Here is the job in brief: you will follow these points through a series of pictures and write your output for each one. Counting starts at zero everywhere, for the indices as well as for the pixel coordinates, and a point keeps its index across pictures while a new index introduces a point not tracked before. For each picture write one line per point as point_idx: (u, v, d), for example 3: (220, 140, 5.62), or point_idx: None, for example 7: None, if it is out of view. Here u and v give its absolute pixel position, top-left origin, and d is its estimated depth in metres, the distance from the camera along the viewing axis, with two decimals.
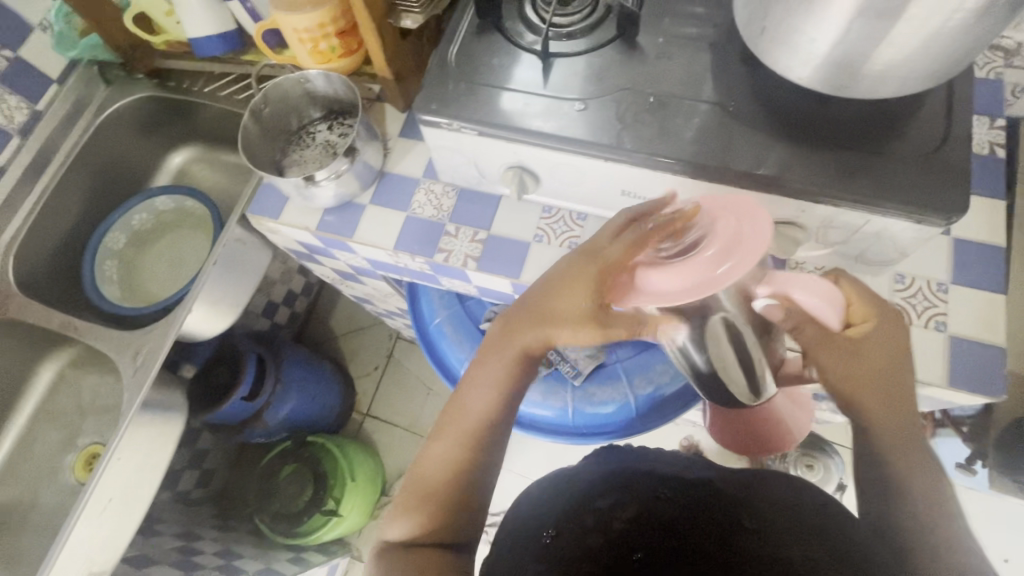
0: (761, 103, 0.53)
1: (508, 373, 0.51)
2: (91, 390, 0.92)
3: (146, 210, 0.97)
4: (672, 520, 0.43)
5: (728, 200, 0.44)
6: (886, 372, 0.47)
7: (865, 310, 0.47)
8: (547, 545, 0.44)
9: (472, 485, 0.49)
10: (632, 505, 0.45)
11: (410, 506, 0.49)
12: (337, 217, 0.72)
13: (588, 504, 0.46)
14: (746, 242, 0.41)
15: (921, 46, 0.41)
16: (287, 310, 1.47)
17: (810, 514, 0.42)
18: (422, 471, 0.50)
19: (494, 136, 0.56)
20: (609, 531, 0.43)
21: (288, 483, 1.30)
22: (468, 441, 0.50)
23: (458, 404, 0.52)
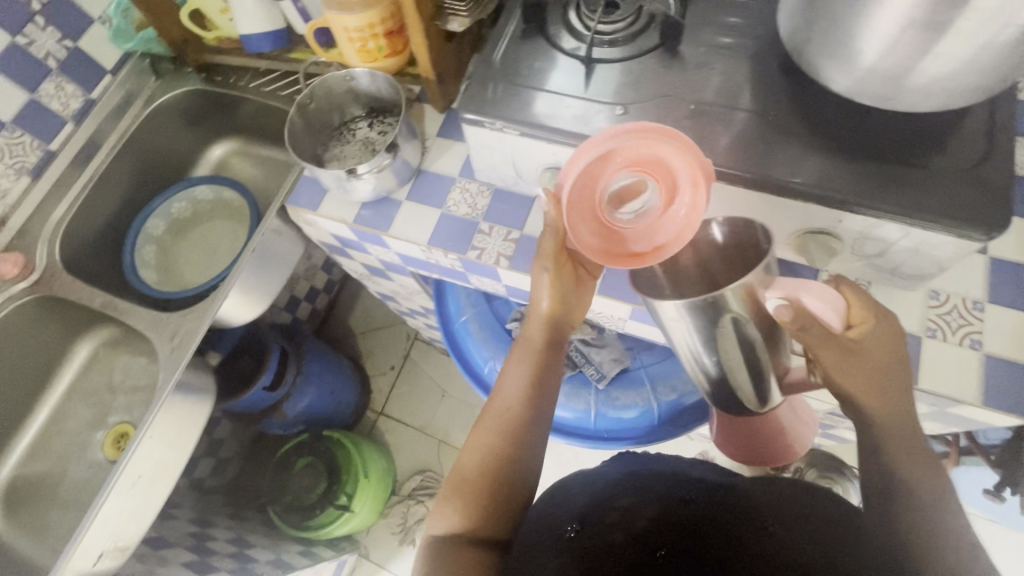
0: (801, 114, 0.54)
1: (532, 363, 0.57)
2: (124, 369, 0.95)
3: (186, 199, 1.00)
4: (692, 525, 0.43)
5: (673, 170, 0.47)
6: (884, 368, 0.48)
7: (863, 309, 0.48)
8: (570, 539, 0.44)
9: (510, 474, 0.51)
10: (655, 506, 0.45)
11: (456, 502, 0.50)
12: (373, 211, 0.74)
13: (610, 503, 0.47)
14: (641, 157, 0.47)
15: (968, 60, 0.42)
16: (308, 306, 1.49)
17: (833, 524, 0.41)
18: (462, 465, 0.52)
19: (534, 136, 0.58)
20: (631, 527, 0.44)
21: (302, 475, 1.32)
22: (503, 432, 0.53)
23: (492, 400, 0.56)
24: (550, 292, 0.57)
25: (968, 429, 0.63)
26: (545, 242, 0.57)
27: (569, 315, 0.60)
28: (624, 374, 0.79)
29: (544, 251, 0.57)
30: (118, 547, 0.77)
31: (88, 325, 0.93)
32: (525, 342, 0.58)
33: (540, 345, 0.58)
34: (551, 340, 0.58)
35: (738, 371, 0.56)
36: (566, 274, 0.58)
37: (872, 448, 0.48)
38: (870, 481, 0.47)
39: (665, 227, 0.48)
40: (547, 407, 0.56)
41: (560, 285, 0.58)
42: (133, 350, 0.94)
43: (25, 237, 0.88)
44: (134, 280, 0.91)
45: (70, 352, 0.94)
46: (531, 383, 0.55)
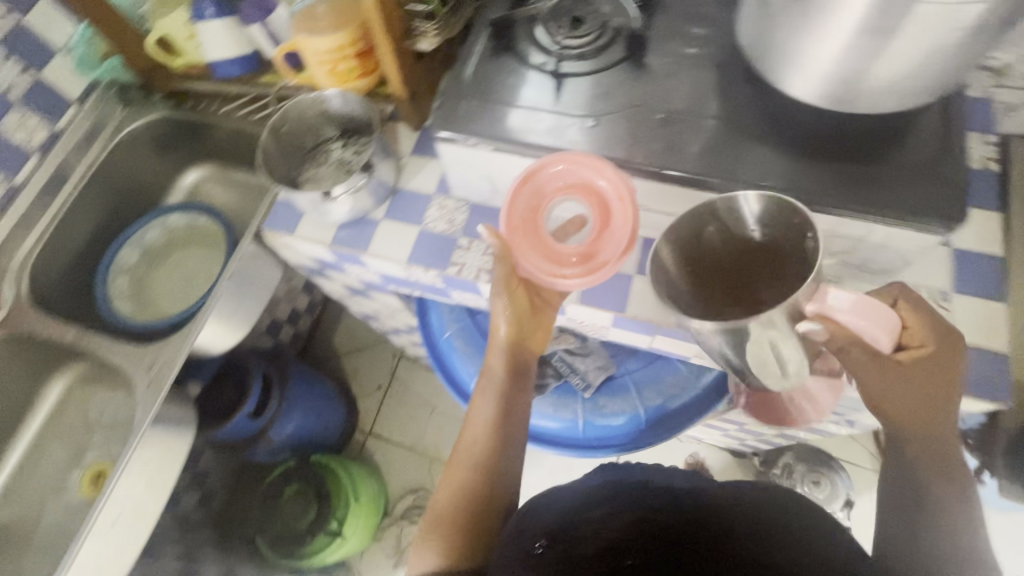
0: (765, 119, 0.56)
1: (494, 395, 0.61)
2: (100, 406, 0.92)
3: (159, 226, 0.97)
4: None
5: (602, 188, 0.56)
6: (932, 391, 0.51)
7: (923, 333, 0.50)
8: (537, 556, 0.44)
9: (480, 505, 0.56)
10: (625, 513, 0.46)
11: (434, 537, 0.56)
12: (351, 232, 0.73)
13: (582, 515, 0.47)
14: (575, 180, 0.57)
15: (917, 61, 0.44)
16: (290, 329, 1.47)
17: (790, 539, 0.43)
18: (438, 501, 0.58)
19: (509, 151, 0.58)
20: (601, 539, 0.45)
21: (292, 503, 1.29)
22: (471, 468, 0.58)
23: (461, 439, 0.61)
24: (506, 319, 0.61)
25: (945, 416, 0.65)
26: (497, 269, 0.59)
27: (526, 342, 0.64)
28: (610, 382, 0.79)
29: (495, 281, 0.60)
30: None
31: (61, 361, 0.91)
32: (487, 375, 0.63)
33: (501, 376, 0.62)
34: (510, 369, 0.63)
35: (766, 367, 0.53)
36: (520, 300, 0.62)
37: (904, 460, 0.53)
38: (900, 490, 0.53)
39: (609, 246, 0.58)
40: (513, 435, 0.61)
41: (514, 311, 0.61)
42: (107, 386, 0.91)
43: None
44: (107, 313, 0.88)
45: (43, 390, 0.92)
46: (495, 412, 0.60)
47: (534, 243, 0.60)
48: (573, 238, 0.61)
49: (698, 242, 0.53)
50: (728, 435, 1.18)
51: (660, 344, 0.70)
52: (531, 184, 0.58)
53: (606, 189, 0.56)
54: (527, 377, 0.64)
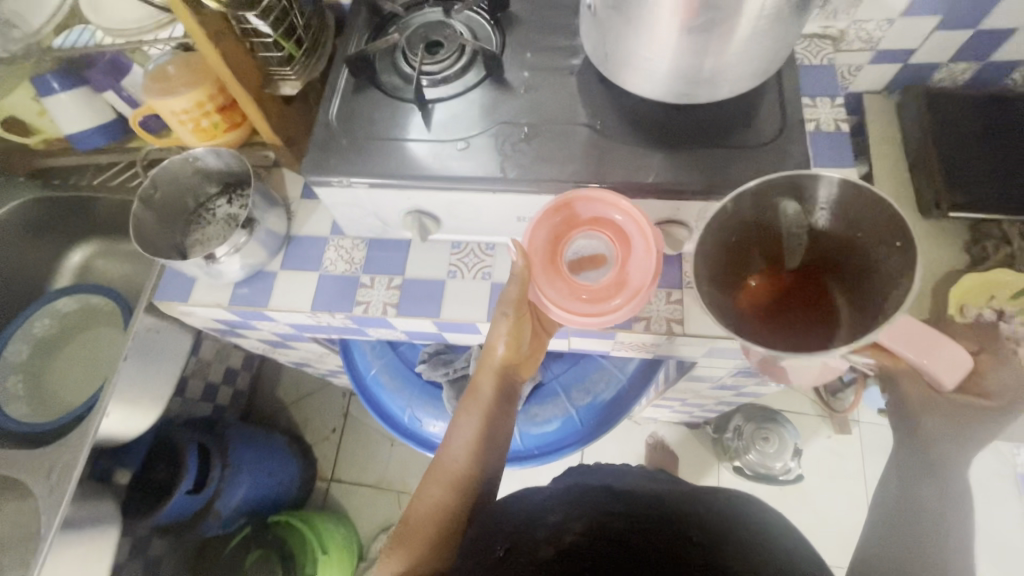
0: (625, 118, 0.58)
1: (485, 417, 0.61)
2: (8, 519, 0.82)
3: (48, 315, 0.92)
4: (622, 533, 0.47)
5: (629, 224, 0.57)
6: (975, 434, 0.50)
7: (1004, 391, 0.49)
8: (500, 557, 0.47)
9: (453, 526, 0.55)
10: (584, 518, 0.48)
11: (401, 551, 0.55)
12: (250, 288, 0.71)
13: (539, 520, 0.50)
14: (600, 217, 0.58)
15: (738, 47, 0.47)
16: (229, 390, 1.38)
17: (741, 531, 0.45)
18: (411, 514, 0.57)
19: (387, 184, 0.58)
20: (560, 543, 0.47)
21: (254, 571, 1.21)
22: (452, 485, 0.57)
23: (443, 453, 0.59)
24: (506, 342, 0.61)
25: None
26: (511, 290, 0.58)
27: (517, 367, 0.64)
28: (541, 388, 0.80)
29: (507, 296, 0.59)
30: None
31: None
32: (476, 393, 0.62)
33: (490, 397, 0.61)
34: (501, 390, 0.62)
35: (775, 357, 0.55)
36: (520, 325, 0.61)
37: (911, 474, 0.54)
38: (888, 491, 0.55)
39: (630, 283, 0.58)
40: (495, 457, 0.60)
41: (513, 335, 0.61)
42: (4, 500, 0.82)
43: None
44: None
45: None
46: (479, 434, 0.59)
47: (552, 275, 0.60)
48: (591, 271, 0.61)
49: (764, 210, 0.50)
50: (677, 411, 1.22)
51: (579, 344, 0.71)
52: (562, 215, 0.58)
53: (625, 223, 0.57)
54: (512, 400, 0.64)
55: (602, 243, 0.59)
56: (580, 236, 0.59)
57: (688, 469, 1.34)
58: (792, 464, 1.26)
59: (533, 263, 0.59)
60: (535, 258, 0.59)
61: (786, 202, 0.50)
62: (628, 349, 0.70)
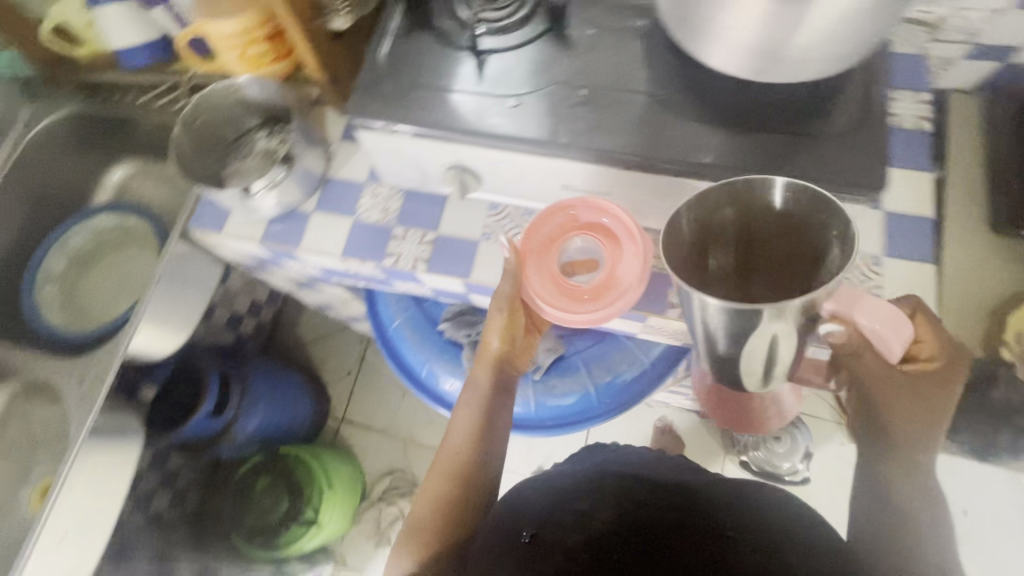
0: (691, 91, 0.54)
1: (481, 407, 0.62)
2: (40, 420, 0.87)
3: (84, 229, 0.93)
4: (648, 522, 0.50)
5: (617, 229, 0.59)
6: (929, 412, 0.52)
7: (931, 348, 0.53)
8: (524, 543, 0.50)
9: (457, 517, 0.57)
10: (610, 509, 0.52)
11: (409, 544, 0.56)
12: (283, 226, 0.70)
13: (568, 506, 0.54)
14: (588, 222, 0.60)
15: (833, 23, 0.42)
16: (253, 320, 1.40)
17: (782, 533, 0.48)
18: (415, 511, 0.58)
19: (430, 136, 0.56)
20: (587, 530, 0.50)
21: (264, 496, 1.29)
22: (451, 477, 0.58)
23: (442, 448, 0.61)
24: (499, 333, 0.63)
25: None
26: (504, 287, 0.60)
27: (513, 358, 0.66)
28: (560, 361, 0.79)
29: (501, 295, 0.61)
30: None
31: None
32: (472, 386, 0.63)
33: (486, 386, 0.63)
34: (497, 380, 0.64)
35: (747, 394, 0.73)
36: (513, 318, 0.63)
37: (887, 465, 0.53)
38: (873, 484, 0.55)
39: (619, 283, 0.59)
40: (494, 446, 0.61)
41: (506, 327, 0.63)
42: (37, 403, 0.86)
43: None
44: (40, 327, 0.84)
45: None
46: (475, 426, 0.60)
47: (546, 275, 0.61)
48: (582, 276, 0.61)
49: (743, 202, 0.48)
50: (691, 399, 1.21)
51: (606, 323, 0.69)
52: (551, 223, 0.61)
53: (613, 227, 0.60)
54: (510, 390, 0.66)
55: (588, 247, 0.61)
56: (569, 240, 0.61)
57: (693, 456, 1.34)
58: (800, 466, 1.25)
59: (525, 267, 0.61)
60: (527, 257, 0.61)
61: (728, 210, 0.48)
62: (659, 334, 0.68)
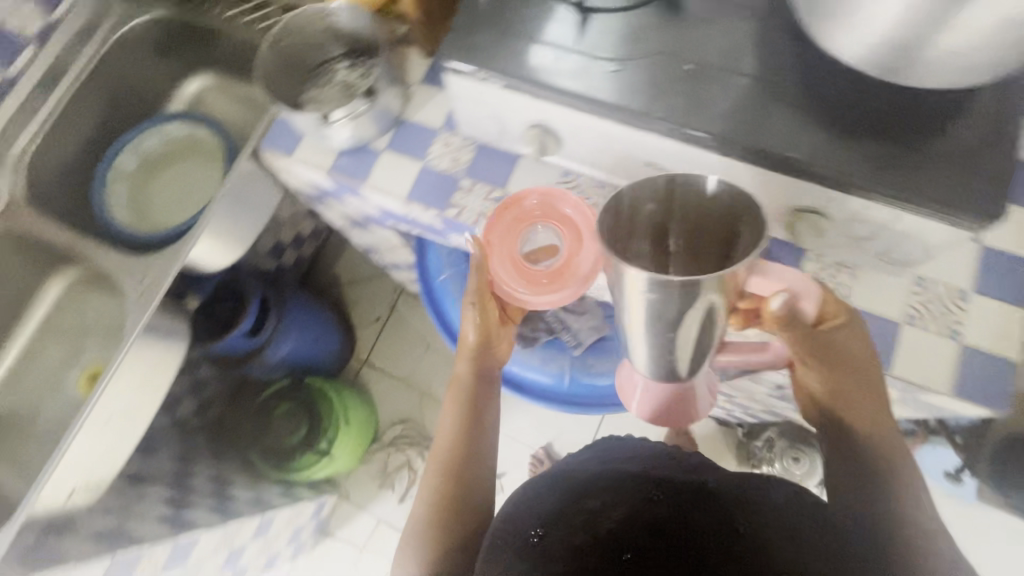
0: (804, 81, 0.51)
1: (463, 399, 0.67)
2: (93, 311, 0.91)
3: (157, 135, 0.95)
4: (662, 519, 0.56)
5: (576, 216, 0.62)
6: (858, 371, 0.55)
7: (837, 305, 0.53)
8: (535, 543, 0.53)
9: (456, 507, 0.61)
10: (623, 504, 0.56)
11: (413, 541, 0.60)
12: (352, 160, 0.70)
13: (578, 503, 0.57)
14: (548, 209, 0.62)
15: (988, 35, 0.38)
16: (294, 253, 1.43)
17: (809, 523, 0.51)
18: (415, 509, 0.62)
19: (521, 90, 0.54)
20: (597, 529, 0.55)
21: (282, 420, 1.35)
22: (445, 471, 0.63)
23: (433, 445, 0.66)
24: (473, 326, 0.67)
25: (940, 415, 0.64)
26: (473, 282, 0.64)
27: (492, 349, 0.70)
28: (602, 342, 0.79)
29: (469, 288, 0.65)
30: (89, 485, 0.77)
31: (56, 264, 0.89)
32: (455, 381, 0.69)
33: (466, 378, 0.68)
34: (476, 371, 0.69)
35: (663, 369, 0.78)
36: (486, 309, 0.67)
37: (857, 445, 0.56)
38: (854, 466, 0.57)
39: (576, 271, 0.62)
40: (480, 435, 0.66)
41: (480, 318, 0.67)
42: (93, 293, 0.90)
43: None
44: (105, 223, 0.86)
45: (39, 290, 0.91)
46: (459, 420, 0.66)
47: (511, 264, 0.64)
48: (544, 262, 0.64)
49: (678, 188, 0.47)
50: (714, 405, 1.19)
51: None
52: (511, 211, 0.63)
53: (575, 216, 0.62)
54: (492, 384, 0.70)
55: (549, 235, 0.63)
56: (532, 228, 0.63)
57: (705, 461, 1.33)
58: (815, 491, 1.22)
59: (491, 255, 0.64)
60: (493, 247, 0.63)
61: (652, 203, 0.48)
62: None
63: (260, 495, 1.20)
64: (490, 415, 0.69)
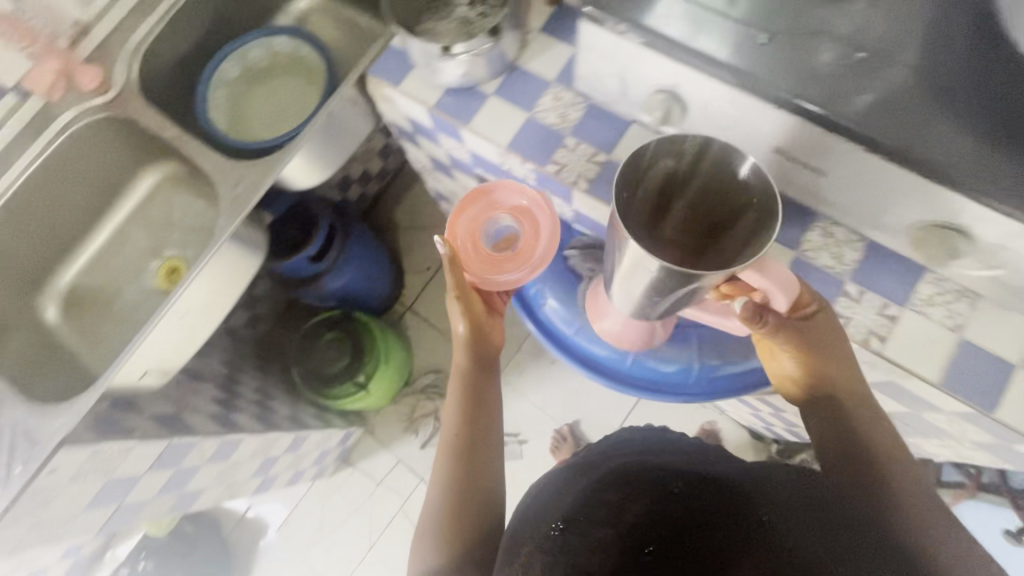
0: (981, 71, 0.44)
1: (465, 387, 0.69)
2: (181, 209, 0.96)
3: (262, 46, 0.95)
4: (687, 514, 0.45)
5: (534, 203, 0.70)
6: (843, 360, 0.56)
7: (810, 294, 0.56)
8: (555, 535, 0.47)
9: (468, 491, 0.63)
10: (642, 500, 0.47)
11: (427, 531, 0.62)
12: (457, 100, 0.69)
13: (597, 498, 0.49)
14: (509, 201, 0.70)
15: None
16: (359, 189, 1.46)
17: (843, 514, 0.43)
18: (429, 498, 0.64)
19: (659, 49, 0.51)
20: (619, 523, 0.46)
21: (327, 346, 1.34)
22: (454, 459, 0.65)
23: (442, 436, 0.68)
24: (461, 316, 0.69)
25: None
26: (449, 277, 0.66)
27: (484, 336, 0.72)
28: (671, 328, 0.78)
29: (449, 286, 0.68)
30: (164, 369, 0.81)
31: (154, 157, 0.93)
32: (456, 371, 0.71)
33: (464, 367, 0.71)
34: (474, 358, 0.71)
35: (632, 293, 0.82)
36: (469, 300, 0.69)
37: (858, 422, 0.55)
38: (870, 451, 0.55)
39: (534, 254, 0.71)
40: (485, 421, 0.68)
41: (466, 309, 0.69)
42: (188, 191, 0.95)
43: (105, 51, 0.85)
44: (204, 120, 0.88)
45: (133, 180, 0.95)
46: (462, 407, 0.68)
47: (479, 255, 0.71)
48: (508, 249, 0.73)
49: (705, 156, 0.50)
50: (756, 416, 1.15)
51: None
52: (479, 203, 0.71)
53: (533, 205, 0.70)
54: (490, 368, 0.73)
55: (511, 223, 0.71)
56: (496, 219, 0.71)
57: None
58: None
59: (465, 252, 0.71)
60: (464, 240, 0.71)
61: (674, 159, 0.51)
62: None
63: (297, 414, 1.25)
64: (492, 400, 0.70)
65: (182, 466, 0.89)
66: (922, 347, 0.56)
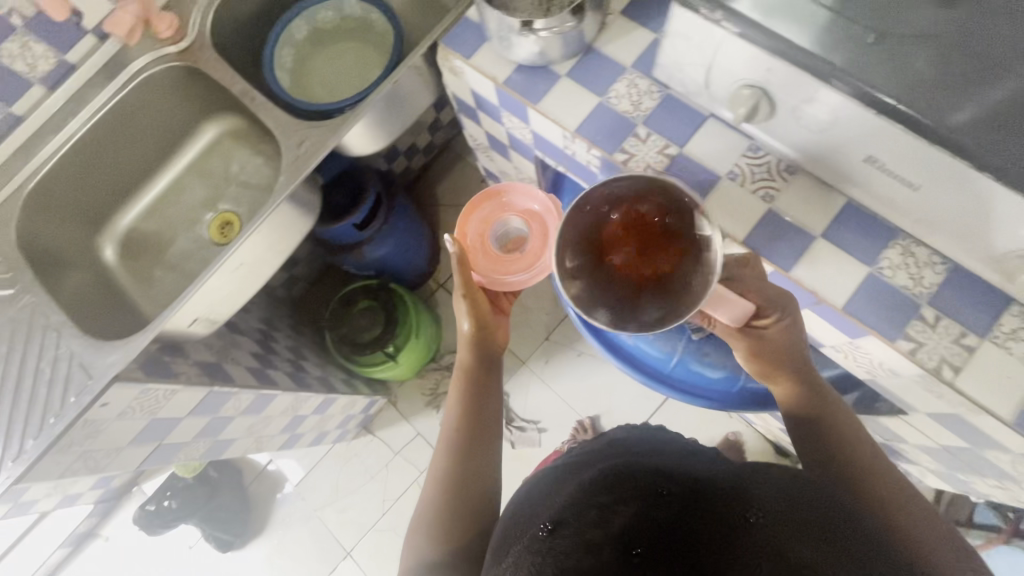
0: None
1: (468, 385, 0.69)
2: (239, 163, 0.98)
3: (333, 8, 0.95)
4: (673, 521, 0.40)
5: (544, 208, 0.72)
6: (797, 368, 0.60)
7: (772, 308, 0.58)
8: (543, 538, 0.42)
9: (466, 490, 0.62)
10: (633, 499, 0.42)
11: (421, 525, 0.62)
12: (527, 78, 0.67)
13: (588, 499, 0.44)
14: (519, 204, 0.73)
15: None
16: (405, 161, 1.46)
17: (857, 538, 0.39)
18: (424, 494, 0.64)
19: (755, 40, 0.48)
20: (609, 526, 0.41)
21: (361, 315, 1.33)
22: (451, 457, 0.64)
23: (442, 433, 0.68)
24: (467, 314, 0.68)
25: None
26: (456, 277, 0.65)
27: (489, 333, 0.71)
28: None
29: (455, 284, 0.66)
30: (212, 317, 0.83)
31: (220, 110, 0.95)
32: (460, 368, 0.70)
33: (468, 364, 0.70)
34: (478, 356, 0.70)
35: None
36: (478, 299, 0.68)
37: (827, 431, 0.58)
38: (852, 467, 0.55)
39: (539, 259, 0.69)
40: (486, 419, 0.68)
41: (473, 306, 0.68)
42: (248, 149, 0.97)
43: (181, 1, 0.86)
44: (269, 78, 0.89)
45: (196, 132, 0.97)
46: (463, 406, 0.67)
47: (487, 256, 0.72)
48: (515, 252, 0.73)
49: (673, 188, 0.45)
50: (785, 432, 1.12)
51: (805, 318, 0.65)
52: (490, 204, 0.74)
53: (542, 210, 0.72)
54: (492, 367, 0.71)
55: (521, 226, 0.73)
56: (505, 220, 0.73)
57: None
58: None
59: (474, 251, 0.73)
60: (474, 238, 0.74)
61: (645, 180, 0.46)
62: (844, 351, 0.65)
63: (327, 376, 1.27)
64: (494, 398, 0.69)
65: (219, 415, 0.91)
66: (999, 381, 0.53)
